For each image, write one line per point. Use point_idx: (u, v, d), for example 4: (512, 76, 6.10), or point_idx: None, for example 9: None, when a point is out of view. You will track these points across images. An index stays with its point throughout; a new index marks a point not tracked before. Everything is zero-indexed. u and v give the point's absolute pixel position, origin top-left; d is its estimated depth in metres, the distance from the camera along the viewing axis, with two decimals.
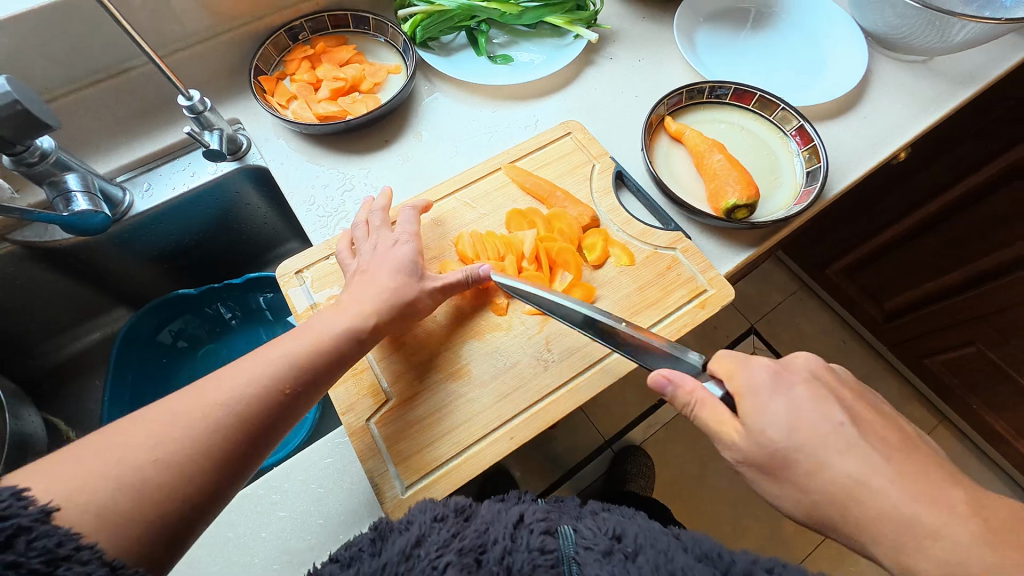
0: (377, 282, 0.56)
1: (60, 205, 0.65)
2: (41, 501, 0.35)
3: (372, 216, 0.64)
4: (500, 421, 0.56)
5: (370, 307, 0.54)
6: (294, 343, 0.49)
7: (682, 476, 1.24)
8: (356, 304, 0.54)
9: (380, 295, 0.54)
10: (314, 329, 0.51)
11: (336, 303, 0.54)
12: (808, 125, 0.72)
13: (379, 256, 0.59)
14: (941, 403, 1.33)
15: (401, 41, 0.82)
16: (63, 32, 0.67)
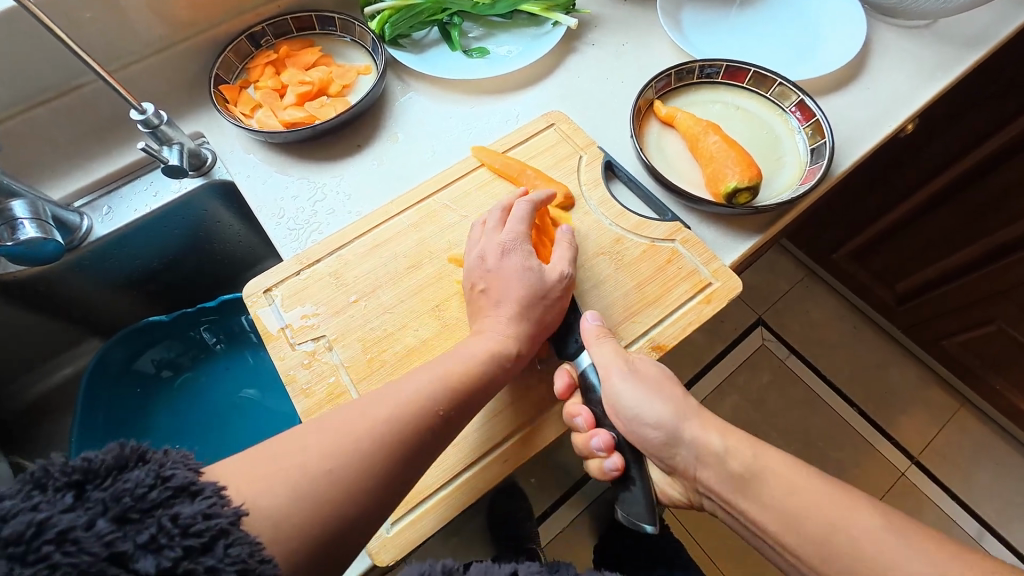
0: (508, 293, 0.52)
1: (5, 234, 0.60)
2: None
3: (487, 217, 0.58)
4: (493, 443, 0.51)
5: (513, 330, 0.51)
6: (434, 372, 0.46)
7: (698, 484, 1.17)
8: (500, 328, 0.51)
9: (513, 325, 0.51)
10: (458, 355, 0.48)
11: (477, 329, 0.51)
12: (808, 99, 0.67)
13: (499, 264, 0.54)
14: (960, 385, 1.27)
15: (369, 40, 0.77)
16: (3, 50, 0.62)
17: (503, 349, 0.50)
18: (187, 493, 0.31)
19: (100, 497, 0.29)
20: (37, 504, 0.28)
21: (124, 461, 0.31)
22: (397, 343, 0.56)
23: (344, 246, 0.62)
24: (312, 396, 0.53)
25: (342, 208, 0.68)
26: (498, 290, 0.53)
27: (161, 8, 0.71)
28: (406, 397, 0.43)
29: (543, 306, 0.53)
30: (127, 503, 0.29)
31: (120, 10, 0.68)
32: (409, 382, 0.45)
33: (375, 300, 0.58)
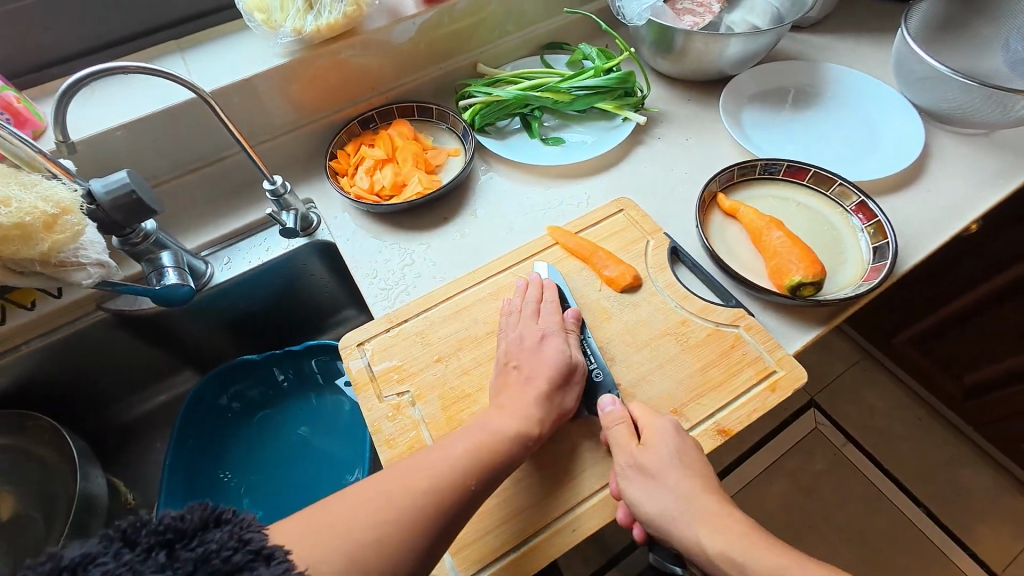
0: (540, 367, 0.58)
1: (153, 279, 0.71)
2: None
3: (523, 305, 0.65)
4: (562, 509, 0.54)
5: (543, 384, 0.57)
6: (454, 445, 0.51)
7: None
8: (520, 411, 0.55)
9: (550, 383, 0.57)
10: (478, 428, 0.53)
11: (501, 407, 0.56)
12: (869, 200, 0.71)
13: (529, 350, 0.60)
14: None
15: (461, 127, 0.89)
16: (176, 128, 0.77)
17: (525, 427, 0.54)
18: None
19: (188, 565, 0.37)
20: (127, 561, 0.36)
21: (206, 522, 0.39)
22: (474, 405, 0.61)
23: (429, 307, 0.69)
24: (395, 446, 0.59)
25: (428, 273, 0.76)
26: (528, 367, 0.58)
27: (296, 100, 0.86)
28: (436, 465, 0.49)
29: (569, 359, 0.60)
30: (216, 564, 0.37)
31: (265, 101, 0.83)
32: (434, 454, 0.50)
33: (457, 361, 0.64)
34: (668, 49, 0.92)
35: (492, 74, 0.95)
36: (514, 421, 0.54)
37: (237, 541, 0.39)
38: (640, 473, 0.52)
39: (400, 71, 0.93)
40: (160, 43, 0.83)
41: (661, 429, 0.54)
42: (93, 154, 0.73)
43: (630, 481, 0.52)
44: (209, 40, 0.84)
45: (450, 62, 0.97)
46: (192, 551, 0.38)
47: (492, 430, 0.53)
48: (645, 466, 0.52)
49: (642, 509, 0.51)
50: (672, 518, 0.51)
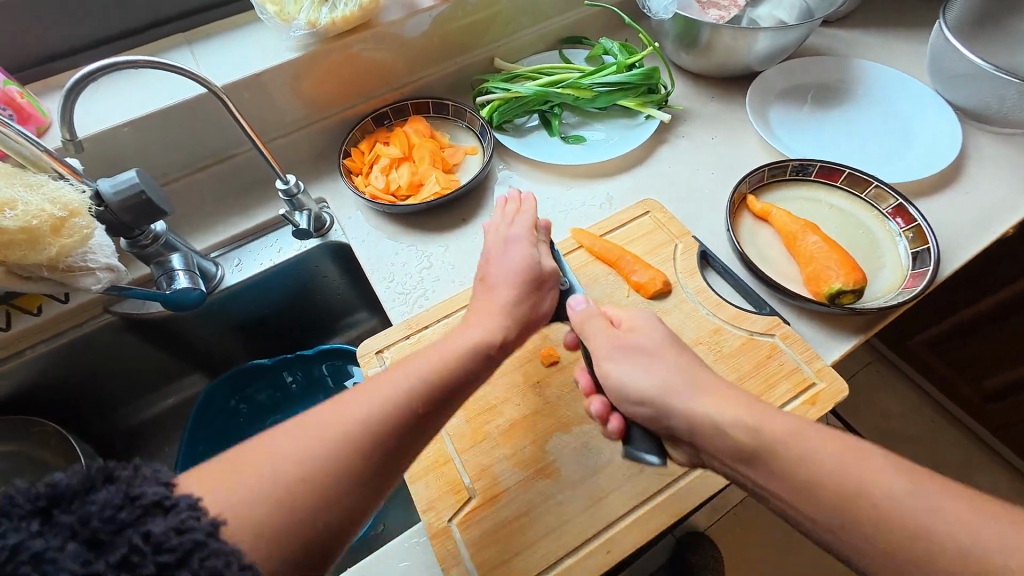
0: (497, 299, 0.56)
1: (163, 282, 0.68)
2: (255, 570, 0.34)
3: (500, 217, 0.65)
4: (596, 529, 0.51)
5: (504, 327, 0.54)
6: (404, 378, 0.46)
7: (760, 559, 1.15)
8: (484, 323, 0.53)
9: (518, 288, 0.56)
10: (451, 341, 0.50)
11: (467, 321, 0.54)
12: (907, 204, 0.68)
13: (500, 271, 0.59)
14: None
15: (479, 125, 0.86)
16: (185, 125, 0.74)
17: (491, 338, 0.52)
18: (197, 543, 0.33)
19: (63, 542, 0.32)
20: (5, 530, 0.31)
21: (88, 483, 0.34)
22: (499, 417, 0.58)
23: (450, 314, 0.66)
24: (418, 460, 0.56)
25: (447, 277, 0.73)
26: (493, 275, 0.59)
27: (309, 95, 0.83)
28: (387, 393, 0.44)
29: (543, 294, 0.58)
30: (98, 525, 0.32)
31: (277, 96, 0.80)
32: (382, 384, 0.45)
33: None
34: (693, 43, 0.88)
35: (510, 69, 0.92)
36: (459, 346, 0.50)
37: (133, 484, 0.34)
38: (627, 352, 0.53)
39: (416, 65, 0.90)
40: (168, 36, 0.80)
41: (641, 318, 0.56)
42: (99, 151, 0.70)
43: (614, 363, 0.53)
44: (218, 32, 0.81)
45: (467, 57, 0.94)
46: (97, 505, 0.33)
47: (453, 343, 0.50)
48: (629, 343, 0.54)
49: (636, 384, 0.51)
50: (673, 392, 0.49)
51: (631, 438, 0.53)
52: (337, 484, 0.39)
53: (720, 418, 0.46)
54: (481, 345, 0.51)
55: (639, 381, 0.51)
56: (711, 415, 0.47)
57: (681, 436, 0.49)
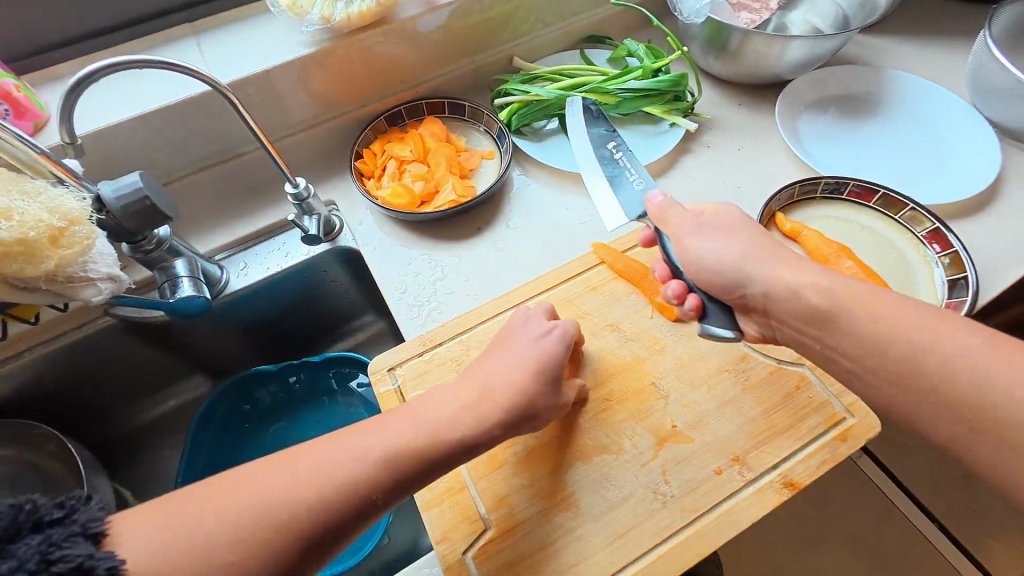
0: (488, 372, 0.51)
1: (167, 290, 0.65)
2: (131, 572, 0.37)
3: (528, 319, 0.56)
4: (617, 567, 0.49)
5: (489, 402, 0.48)
6: (374, 436, 0.45)
7: None
8: (471, 386, 0.50)
9: (533, 360, 0.51)
10: (419, 409, 0.48)
11: (442, 385, 0.51)
12: (946, 229, 0.65)
13: (490, 369, 0.51)
14: None
15: (497, 128, 0.82)
16: (190, 122, 0.71)
17: (476, 430, 0.47)
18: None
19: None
20: None
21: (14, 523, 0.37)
22: (516, 444, 0.56)
23: (465, 331, 0.64)
24: (431, 487, 0.54)
25: (462, 290, 0.71)
26: (476, 376, 0.51)
27: (320, 93, 0.79)
28: (367, 444, 0.44)
29: (542, 337, 0.53)
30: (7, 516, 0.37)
31: (287, 94, 0.77)
32: (354, 440, 0.44)
33: None
34: (722, 48, 0.85)
35: (529, 70, 0.88)
36: (429, 407, 0.48)
37: (77, 531, 0.37)
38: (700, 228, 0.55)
39: (431, 63, 0.86)
40: (172, 26, 0.76)
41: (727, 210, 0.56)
42: (102, 149, 0.67)
43: (697, 238, 0.54)
44: (225, 24, 0.77)
45: (484, 55, 0.90)
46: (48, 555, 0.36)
47: (434, 418, 0.47)
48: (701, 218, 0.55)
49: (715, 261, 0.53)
50: (753, 258, 0.51)
51: (707, 314, 0.56)
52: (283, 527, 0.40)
53: (800, 283, 0.49)
54: (413, 444, 0.45)
55: (715, 252, 0.53)
56: (782, 277, 0.50)
57: (761, 306, 0.52)
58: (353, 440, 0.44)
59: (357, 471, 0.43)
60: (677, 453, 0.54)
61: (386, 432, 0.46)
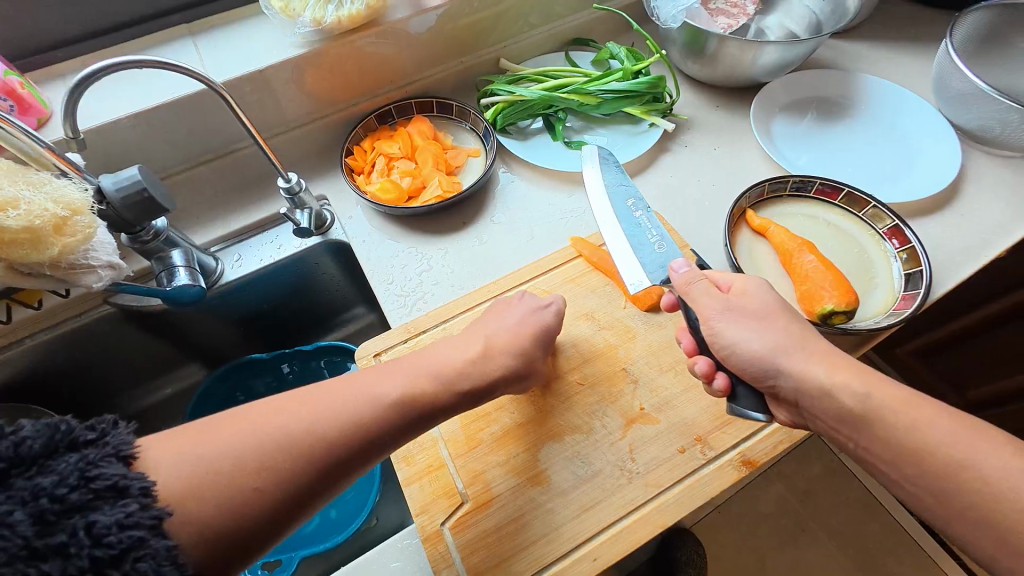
0: (493, 329, 0.58)
1: (164, 279, 0.69)
2: (161, 504, 0.37)
3: (529, 299, 0.62)
4: (584, 537, 0.53)
5: (491, 355, 0.55)
6: (389, 381, 0.50)
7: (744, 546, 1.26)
8: (475, 343, 0.56)
9: (531, 329, 0.58)
10: (435, 355, 0.54)
11: (447, 342, 0.57)
12: (904, 225, 0.69)
13: (495, 326, 0.58)
14: None
15: (482, 127, 0.86)
16: (188, 119, 0.74)
17: (479, 379, 0.53)
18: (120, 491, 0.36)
19: (24, 492, 0.34)
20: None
21: (54, 447, 0.37)
22: (492, 425, 0.59)
23: (448, 319, 0.67)
24: (413, 464, 0.57)
25: (446, 281, 0.74)
26: (485, 337, 0.57)
27: (313, 91, 0.82)
28: (380, 389, 0.49)
29: (540, 315, 0.60)
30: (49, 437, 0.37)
31: (281, 93, 0.80)
32: (371, 383, 0.49)
33: None
34: (699, 52, 0.88)
35: (515, 71, 0.92)
36: (441, 356, 0.54)
37: (111, 452, 0.38)
38: (731, 313, 0.53)
39: (421, 64, 0.89)
40: (170, 27, 0.79)
41: (753, 283, 0.56)
42: (104, 145, 0.71)
43: (727, 323, 0.53)
44: (221, 24, 0.80)
45: (472, 57, 0.94)
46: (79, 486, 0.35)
47: (444, 366, 0.53)
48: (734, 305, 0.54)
49: (749, 347, 0.51)
50: (785, 352, 0.50)
51: (737, 395, 0.54)
52: (287, 462, 0.42)
53: (829, 381, 0.48)
54: (425, 390, 0.50)
55: (747, 341, 0.51)
56: (814, 374, 0.48)
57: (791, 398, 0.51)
58: (371, 385, 0.49)
59: (373, 411, 0.47)
60: (644, 433, 0.58)
61: (399, 376, 0.51)
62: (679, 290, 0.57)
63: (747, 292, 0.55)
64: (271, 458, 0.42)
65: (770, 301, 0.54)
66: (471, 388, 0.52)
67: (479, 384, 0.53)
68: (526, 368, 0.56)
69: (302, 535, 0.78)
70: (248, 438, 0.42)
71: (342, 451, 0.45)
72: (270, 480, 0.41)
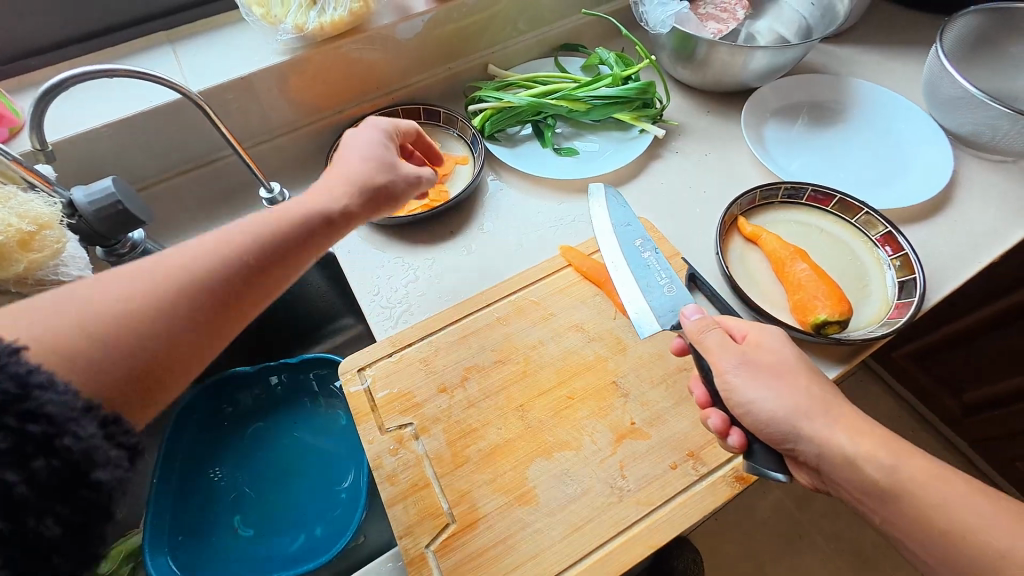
0: (348, 169, 0.52)
1: None
2: None
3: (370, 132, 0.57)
4: (573, 558, 0.51)
5: (348, 188, 0.50)
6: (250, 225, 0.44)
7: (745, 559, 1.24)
8: (332, 185, 0.50)
9: (375, 167, 0.53)
10: (297, 202, 0.48)
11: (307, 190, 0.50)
12: (896, 232, 0.68)
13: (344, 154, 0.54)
14: (1016, 492, 1.30)
15: (470, 134, 0.84)
16: (166, 128, 0.72)
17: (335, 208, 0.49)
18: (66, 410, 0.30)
19: None
20: None
21: None
22: (480, 441, 0.57)
23: (434, 332, 0.66)
24: (397, 484, 0.55)
25: (433, 291, 0.73)
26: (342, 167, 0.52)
27: (297, 98, 0.81)
28: (219, 244, 0.42)
29: (396, 174, 0.54)
30: None
31: (264, 100, 0.78)
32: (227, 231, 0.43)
33: (462, 391, 0.61)
34: (690, 57, 0.87)
35: (503, 77, 0.90)
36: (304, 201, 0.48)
37: None
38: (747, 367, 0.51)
39: (407, 70, 0.88)
40: (148, 33, 0.78)
41: (770, 335, 0.53)
42: (78, 156, 0.69)
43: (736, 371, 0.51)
44: (201, 31, 0.78)
45: (460, 63, 0.92)
46: None
47: (302, 203, 0.47)
48: (753, 360, 0.51)
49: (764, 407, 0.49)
50: (805, 414, 0.47)
51: (752, 452, 0.51)
52: (108, 335, 0.35)
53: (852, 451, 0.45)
54: (294, 220, 0.46)
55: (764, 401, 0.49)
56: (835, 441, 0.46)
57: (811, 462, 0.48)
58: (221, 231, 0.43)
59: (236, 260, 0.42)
60: (635, 448, 0.56)
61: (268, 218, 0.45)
62: (692, 338, 0.54)
63: (762, 343, 0.53)
64: (154, 286, 0.38)
65: (787, 352, 0.52)
66: (311, 242, 0.46)
67: (306, 230, 0.46)
68: (376, 195, 0.52)
69: (287, 555, 0.76)
70: (130, 274, 0.38)
71: (191, 336, 0.39)
72: (159, 327, 0.37)
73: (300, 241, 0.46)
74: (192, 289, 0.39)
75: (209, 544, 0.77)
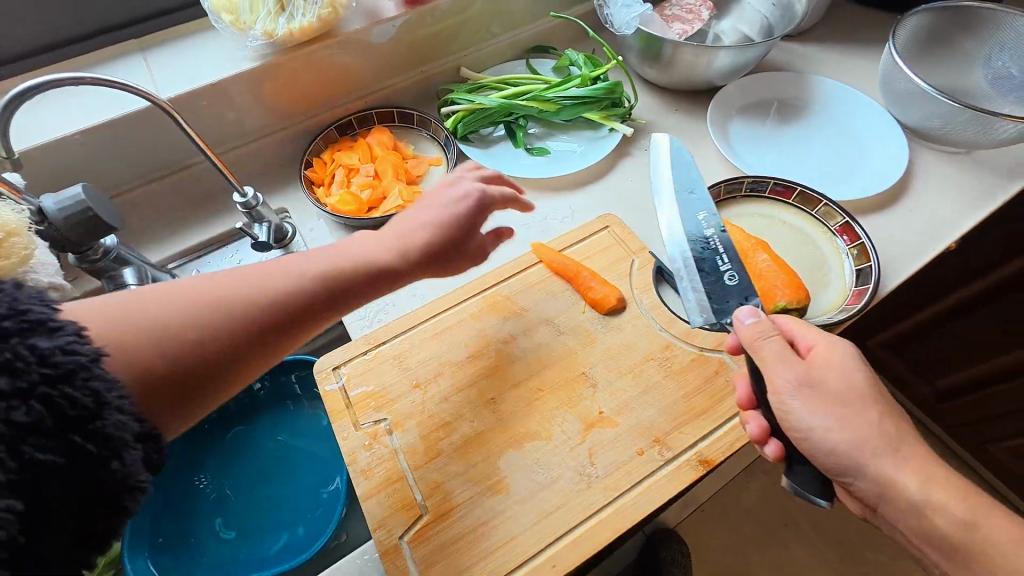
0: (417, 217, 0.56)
1: None
2: None
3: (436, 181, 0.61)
4: (543, 543, 0.52)
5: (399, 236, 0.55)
6: (281, 272, 0.48)
7: (729, 548, 1.27)
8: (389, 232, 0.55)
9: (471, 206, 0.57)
10: (345, 249, 0.53)
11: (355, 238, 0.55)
12: (854, 222, 0.71)
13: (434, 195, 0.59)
14: (990, 474, 1.34)
15: (443, 136, 0.86)
16: (138, 136, 0.73)
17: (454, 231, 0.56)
18: (87, 363, 0.33)
19: None
20: None
21: None
22: (453, 435, 0.59)
23: (408, 330, 0.67)
24: (371, 478, 0.57)
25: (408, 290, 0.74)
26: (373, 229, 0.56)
27: (270, 104, 0.82)
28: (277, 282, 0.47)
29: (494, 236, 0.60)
30: None
31: (236, 106, 0.79)
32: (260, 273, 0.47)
33: (436, 386, 0.62)
34: (657, 57, 0.89)
35: (476, 79, 0.92)
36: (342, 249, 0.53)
37: None
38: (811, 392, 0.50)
39: (380, 74, 0.89)
40: (118, 41, 0.78)
41: (841, 354, 0.52)
42: (49, 164, 0.69)
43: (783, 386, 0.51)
44: (171, 38, 0.79)
45: (433, 66, 0.94)
46: None
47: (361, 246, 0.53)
48: (815, 383, 0.50)
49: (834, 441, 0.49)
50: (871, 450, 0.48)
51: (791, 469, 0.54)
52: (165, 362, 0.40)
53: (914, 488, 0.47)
54: (340, 262, 0.51)
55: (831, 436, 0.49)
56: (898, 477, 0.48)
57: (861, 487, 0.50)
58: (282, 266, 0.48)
59: (286, 285, 0.47)
60: (603, 436, 0.58)
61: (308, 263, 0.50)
62: (745, 342, 0.52)
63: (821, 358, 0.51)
64: (203, 313, 0.43)
65: (858, 378, 0.51)
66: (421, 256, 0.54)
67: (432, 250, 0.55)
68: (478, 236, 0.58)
69: (266, 557, 0.77)
70: (174, 306, 0.42)
71: (241, 353, 0.44)
72: (213, 351, 0.42)
73: (354, 281, 0.51)
74: (248, 316, 0.45)
75: (191, 548, 0.78)
